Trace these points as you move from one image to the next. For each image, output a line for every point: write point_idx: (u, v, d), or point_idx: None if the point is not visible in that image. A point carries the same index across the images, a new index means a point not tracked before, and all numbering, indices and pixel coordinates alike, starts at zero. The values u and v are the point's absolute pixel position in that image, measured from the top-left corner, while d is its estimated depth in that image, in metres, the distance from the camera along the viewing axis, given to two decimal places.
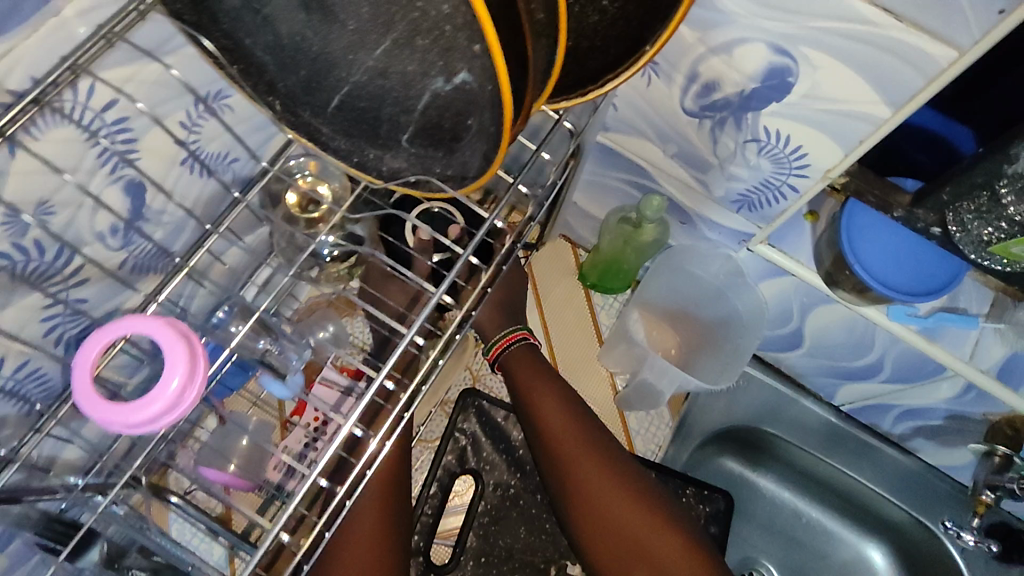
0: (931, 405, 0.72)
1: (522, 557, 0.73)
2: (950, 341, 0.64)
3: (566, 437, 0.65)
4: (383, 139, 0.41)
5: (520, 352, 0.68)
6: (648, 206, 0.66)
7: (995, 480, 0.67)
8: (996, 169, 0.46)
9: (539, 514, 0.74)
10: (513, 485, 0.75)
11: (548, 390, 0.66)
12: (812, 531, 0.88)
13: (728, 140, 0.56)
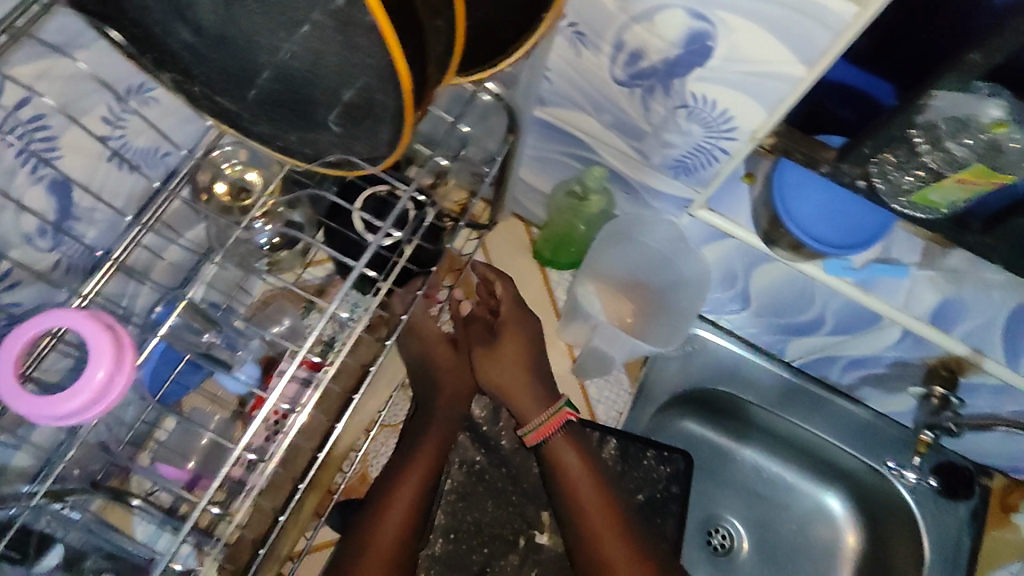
0: (874, 354, 0.75)
1: (490, 530, 0.74)
2: (884, 290, 0.66)
3: (585, 495, 0.66)
4: (306, 122, 0.41)
5: (562, 439, 0.68)
6: (591, 176, 0.69)
7: (934, 420, 0.73)
8: (908, 120, 0.48)
9: (504, 486, 0.76)
10: (478, 461, 0.76)
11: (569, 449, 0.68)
12: (773, 485, 0.92)
13: (658, 107, 0.58)
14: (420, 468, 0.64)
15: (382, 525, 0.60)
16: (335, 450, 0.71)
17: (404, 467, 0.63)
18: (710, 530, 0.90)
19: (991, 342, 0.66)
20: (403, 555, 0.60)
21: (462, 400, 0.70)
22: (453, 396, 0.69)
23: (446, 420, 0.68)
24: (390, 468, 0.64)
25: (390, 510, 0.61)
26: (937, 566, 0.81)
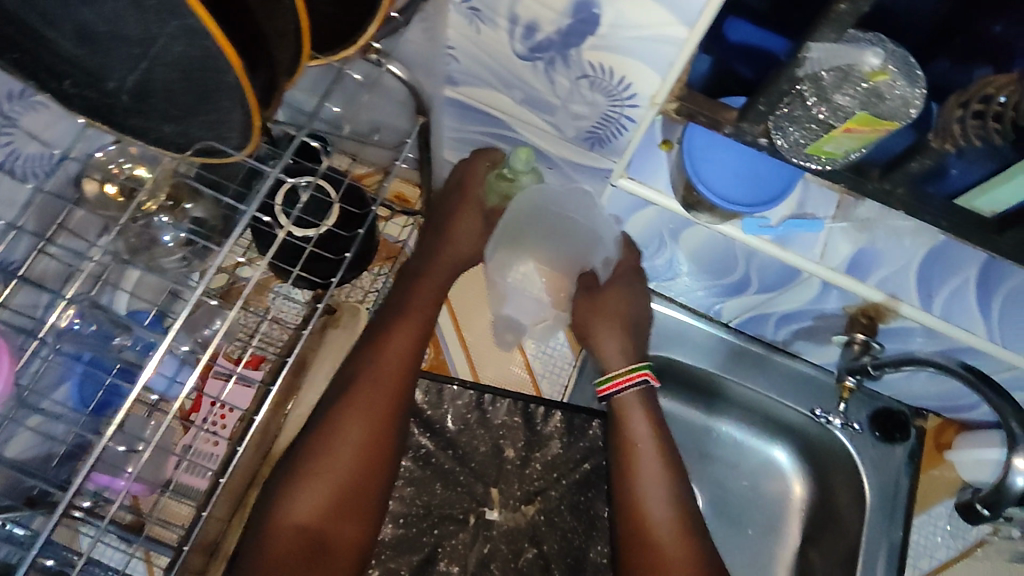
0: (800, 309, 0.77)
1: (440, 511, 0.75)
2: (801, 245, 0.69)
3: (641, 461, 0.73)
4: (178, 111, 0.42)
5: (630, 394, 0.76)
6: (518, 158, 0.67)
7: (854, 366, 0.75)
8: (790, 74, 0.49)
9: (452, 467, 0.77)
10: (424, 446, 0.77)
11: (641, 420, 0.75)
12: (721, 443, 0.96)
13: (562, 79, 0.58)
14: (393, 359, 0.70)
15: (360, 403, 0.67)
16: (277, 444, 0.73)
17: (378, 353, 0.70)
18: None
19: (905, 287, 0.69)
20: (385, 430, 0.68)
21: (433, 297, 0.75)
22: (424, 292, 0.74)
23: (417, 317, 0.72)
24: (364, 349, 0.71)
25: (370, 390, 0.68)
26: (877, 510, 0.83)
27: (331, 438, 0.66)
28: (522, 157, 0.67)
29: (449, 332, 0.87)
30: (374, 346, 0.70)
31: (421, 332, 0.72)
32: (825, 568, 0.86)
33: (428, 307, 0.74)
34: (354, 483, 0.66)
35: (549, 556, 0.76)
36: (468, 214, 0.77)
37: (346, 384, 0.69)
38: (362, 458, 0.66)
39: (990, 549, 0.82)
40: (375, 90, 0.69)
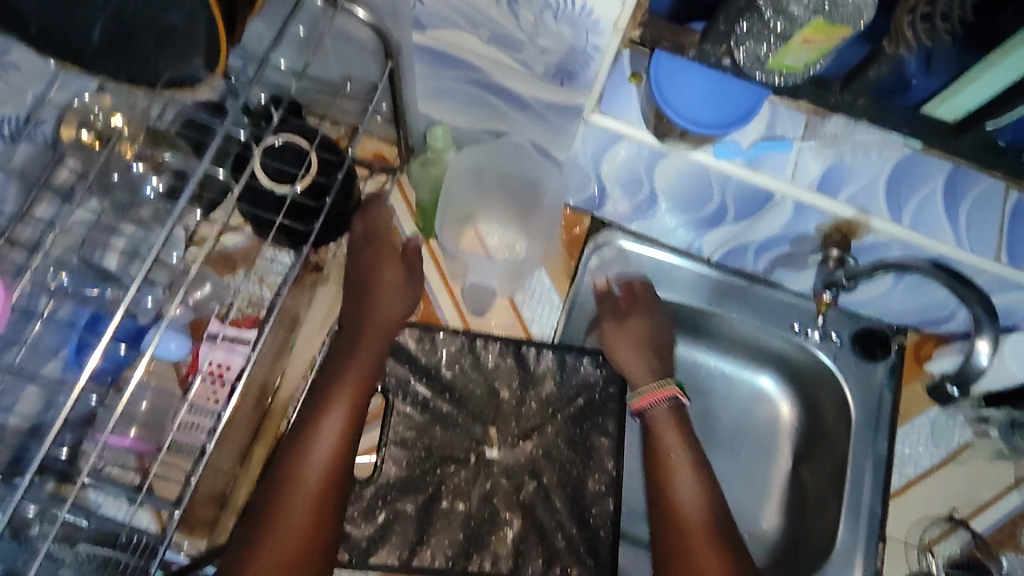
0: (777, 234, 0.79)
1: (441, 452, 0.78)
2: (772, 167, 0.71)
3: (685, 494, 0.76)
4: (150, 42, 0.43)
5: (660, 412, 0.79)
6: (434, 138, 0.80)
7: (830, 280, 0.78)
8: None
9: (450, 410, 0.79)
10: (422, 392, 0.79)
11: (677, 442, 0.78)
12: (712, 378, 0.98)
13: (527, 13, 0.58)
14: (318, 460, 0.66)
15: (285, 513, 0.64)
16: (278, 397, 0.75)
17: (302, 456, 0.66)
18: None
19: (875, 201, 0.71)
20: (312, 539, 0.65)
21: (362, 382, 0.70)
22: (352, 376, 0.70)
23: (339, 418, 0.68)
24: (288, 449, 0.67)
25: (293, 496, 0.65)
26: (862, 424, 0.85)
27: (258, 555, 0.62)
28: (436, 135, 0.80)
29: (437, 284, 0.86)
30: (298, 445, 0.66)
31: (347, 426, 0.68)
32: (816, 484, 0.88)
33: (355, 399, 0.69)
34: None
35: (550, 487, 0.78)
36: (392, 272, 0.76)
37: (271, 488, 0.65)
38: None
39: (973, 453, 0.84)
40: (343, 42, 0.69)
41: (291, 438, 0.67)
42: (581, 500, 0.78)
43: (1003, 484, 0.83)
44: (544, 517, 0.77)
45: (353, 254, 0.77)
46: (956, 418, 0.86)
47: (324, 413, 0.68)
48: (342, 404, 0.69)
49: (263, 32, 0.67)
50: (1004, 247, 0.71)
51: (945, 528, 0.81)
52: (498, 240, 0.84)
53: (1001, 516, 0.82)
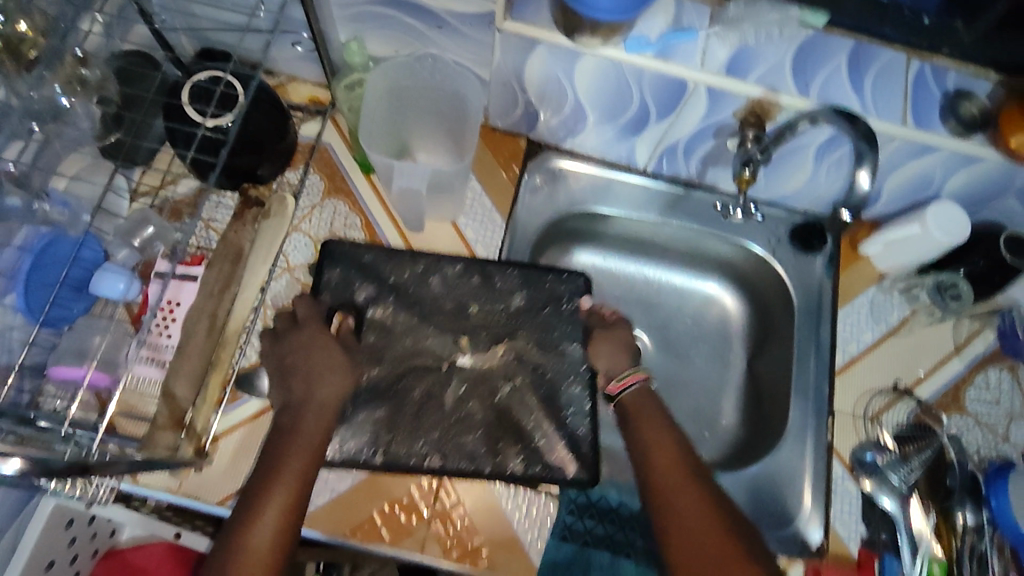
0: (698, 128, 0.82)
1: (411, 361, 0.79)
2: (682, 57, 0.73)
3: (677, 482, 0.66)
4: None
5: (639, 395, 0.74)
6: (350, 52, 0.80)
7: (746, 157, 0.76)
8: None
9: (415, 325, 0.81)
10: (388, 309, 0.81)
11: (657, 422, 0.72)
12: (662, 292, 1.00)
13: None
14: (260, 545, 0.59)
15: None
16: (228, 328, 0.76)
17: (240, 545, 0.59)
18: None
19: (783, 79, 0.74)
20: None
21: (304, 465, 0.65)
22: (293, 460, 0.64)
23: (281, 505, 0.62)
24: (225, 542, 0.60)
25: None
26: (804, 313, 0.88)
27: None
28: (353, 50, 0.79)
29: (381, 214, 0.88)
30: (238, 534, 0.59)
31: (292, 511, 0.62)
32: (766, 374, 0.91)
33: (298, 484, 0.63)
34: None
35: (524, 387, 0.80)
36: (335, 357, 0.71)
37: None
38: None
39: (913, 327, 0.87)
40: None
41: (228, 528, 0.60)
42: (543, 406, 0.79)
43: (944, 353, 0.86)
44: (522, 419, 0.78)
45: (293, 345, 0.71)
46: (892, 296, 0.89)
47: (265, 501, 0.62)
48: (284, 489, 0.62)
49: None
50: (910, 111, 0.74)
51: (890, 398, 0.84)
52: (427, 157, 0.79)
53: (943, 383, 0.85)
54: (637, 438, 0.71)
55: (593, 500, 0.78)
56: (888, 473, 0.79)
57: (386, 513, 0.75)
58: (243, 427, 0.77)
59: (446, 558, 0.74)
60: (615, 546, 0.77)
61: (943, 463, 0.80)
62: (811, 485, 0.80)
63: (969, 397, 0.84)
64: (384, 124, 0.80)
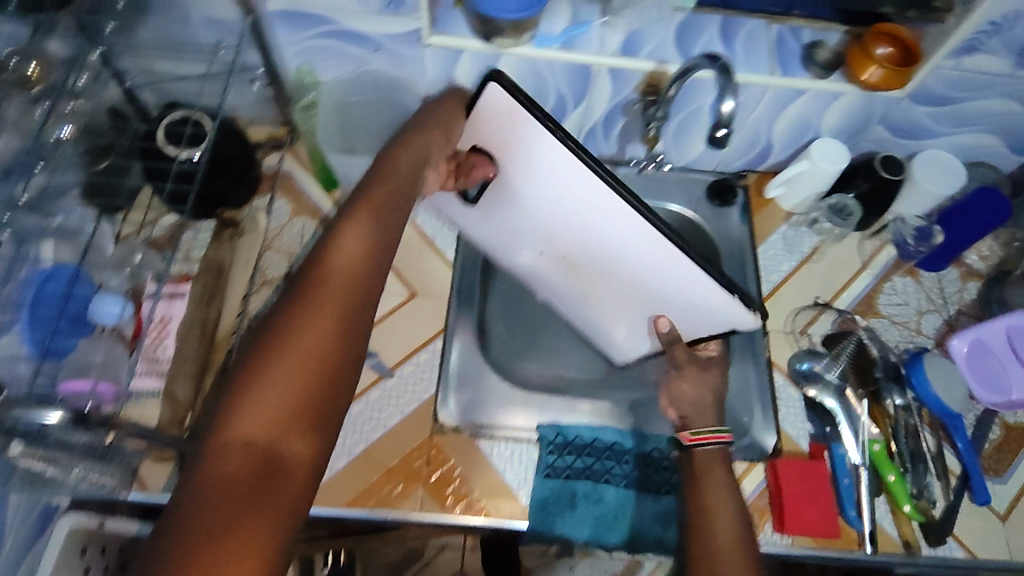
0: (609, 108, 0.96)
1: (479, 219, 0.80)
2: (582, 46, 0.87)
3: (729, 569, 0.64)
4: None
5: (715, 455, 0.73)
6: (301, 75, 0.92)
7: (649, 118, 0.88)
8: None
9: (411, 308, 0.94)
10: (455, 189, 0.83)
11: (723, 482, 0.71)
12: None
13: None
14: (345, 254, 0.62)
15: (310, 305, 0.58)
16: (218, 335, 0.85)
17: (328, 252, 0.62)
18: None
19: (669, 54, 0.88)
20: (340, 340, 0.58)
21: (393, 202, 0.68)
22: (382, 196, 0.68)
23: (368, 227, 0.65)
24: (316, 252, 0.63)
25: (326, 288, 0.60)
26: (728, 256, 1.00)
27: (289, 335, 0.56)
28: (303, 72, 0.91)
29: None
30: (330, 239, 0.63)
31: (376, 233, 0.65)
32: None
33: (381, 214, 0.67)
34: (308, 400, 0.55)
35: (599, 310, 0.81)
36: (440, 120, 0.78)
37: (298, 286, 0.60)
38: (314, 367, 0.56)
39: (824, 252, 1.00)
40: (202, 12, 0.83)
41: (316, 243, 0.64)
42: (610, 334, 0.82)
43: (853, 270, 0.98)
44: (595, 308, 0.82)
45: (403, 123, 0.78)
46: (801, 230, 1.01)
47: (320, 290, 0.60)
48: (367, 216, 0.66)
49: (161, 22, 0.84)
50: (777, 64, 0.88)
51: (815, 313, 0.95)
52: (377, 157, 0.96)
53: (857, 294, 0.97)
54: (698, 497, 0.70)
55: (569, 439, 0.86)
56: (825, 375, 0.89)
57: (386, 480, 0.82)
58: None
59: (446, 512, 0.80)
60: (594, 476, 0.84)
61: (868, 357, 0.91)
62: (759, 400, 0.89)
63: (881, 301, 0.96)
64: (342, 135, 0.94)
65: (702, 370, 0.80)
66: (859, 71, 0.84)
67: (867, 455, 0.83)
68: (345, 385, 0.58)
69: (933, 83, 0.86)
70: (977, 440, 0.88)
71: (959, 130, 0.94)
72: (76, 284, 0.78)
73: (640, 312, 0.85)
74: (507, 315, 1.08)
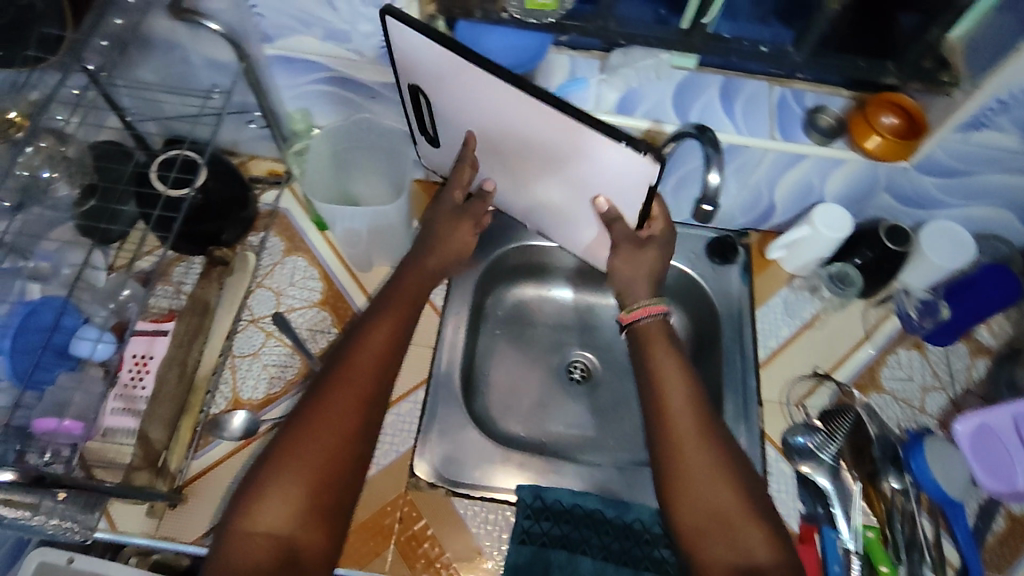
0: None
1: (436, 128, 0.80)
2: (578, 101, 0.86)
3: (679, 418, 0.73)
4: None
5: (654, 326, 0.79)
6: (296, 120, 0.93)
7: None
8: None
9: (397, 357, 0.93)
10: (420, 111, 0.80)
11: (663, 349, 0.77)
12: (596, 315, 1.12)
13: (342, 4, 0.75)
14: (367, 357, 0.73)
15: (331, 404, 0.69)
16: (198, 376, 0.86)
17: (351, 359, 0.73)
18: (570, 367, 1.08)
19: (665, 113, 0.86)
20: (353, 436, 0.69)
21: (410, 309, 0.80)
22: (399, 306, 0.79)
23: (386, 334, 0.76)
24: (343, 354, 0.74)
25: (343, 392, 0.70)
26: (727, 318, 0.96)
27: (312, 432, 0.67)
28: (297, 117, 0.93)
29: (339, 269, 0.97)
30: (351, 347, 0.74)
31: (394, 338, 0.76)
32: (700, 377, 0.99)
33: (398, 322, 0.78)
34: (323, 490, 0.66)
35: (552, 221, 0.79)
36: (462, 220, 0.87)
37: (322, 386, 0.71)
38: (330, 462, 0.67)
39: (825, 320, 0.96)
40: (199, 57, 0.84)
41: (343, 349, 0.75)
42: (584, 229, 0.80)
43: (855, 339, 0.95)
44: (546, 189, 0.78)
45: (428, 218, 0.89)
46: (803, 295, 0.98)
47: (335, 395, 0.70)
48: (386, 326, 0.77)
49: (163, 63, 0.85)
50: (776, 128, 0.86)
51: (812, 383, 0.91)
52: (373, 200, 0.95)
53: (858, 366, 0.93)
54: (647, 372, 0.77)
55: (549, 503, 0.82)
56: (818, 453, 0.86)
57: (357, 537, 0.80)
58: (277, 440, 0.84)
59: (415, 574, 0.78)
60: (570, 545, 0.81)
61: (865, 434, 0.87)
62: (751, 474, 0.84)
63: (883, 376, 0.93)
64: (336, 179, 0.94)
65: (637, 249, 0.80)
66: (861, 140, 0.83)
67: (860, 542, 0.79)
68: (355, 476, 0.68)
69: (941, 156, 0.83)
70: (979, 532, 0.83)
71: (967, 203, 0.91)
72: (64, 316, 0.79)
73: (580, 199, 0.79)
74: (497, 363, 1.07)
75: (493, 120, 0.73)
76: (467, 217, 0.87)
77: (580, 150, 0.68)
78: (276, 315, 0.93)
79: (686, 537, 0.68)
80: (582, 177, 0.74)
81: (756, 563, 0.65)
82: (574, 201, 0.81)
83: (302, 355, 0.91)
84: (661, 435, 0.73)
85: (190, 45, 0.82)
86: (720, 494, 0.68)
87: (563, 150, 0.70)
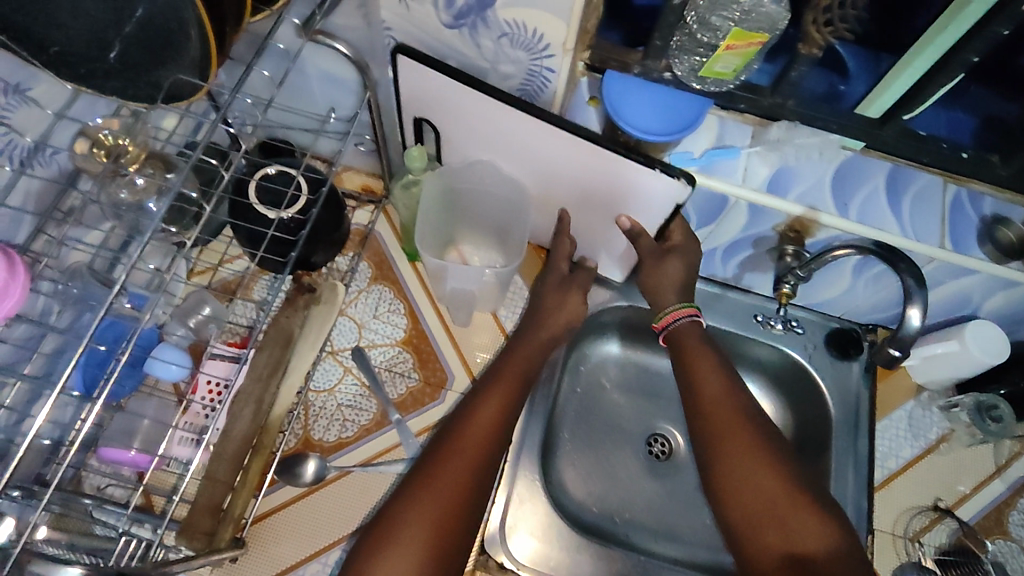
0: (736, 238, 0.85)
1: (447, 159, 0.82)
2: (722, 172, 0.75)
3: (722, 415, 0.70)
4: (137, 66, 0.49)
5: (686, 327, 0.77)
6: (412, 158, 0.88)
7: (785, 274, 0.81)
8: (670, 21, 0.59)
9: None
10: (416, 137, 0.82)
11: (702, 353, 0.75)
12: None
13: (486, 41, 0.66)
14: (484, 422, 0.71)
15: (443, 467, 0.65)
16: (273, 414, 0.78)
17: (469, 422, 0.70)
18: (650, 441, 1.00)
19: (822, 199, 0.75)
20: (462, 503, 0.63)
21: (524, 377, 0.77)
22: (514, 373, 0.77)
23: (501, 402, 0.73)
24: (456, 421, 0.71)
25: (460, 452, 0.67)
26: (841, 425, 0.86)
27: (426, 491, 0.63)
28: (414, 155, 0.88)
29: (429, 310, 0.91)
30: (469, 411, 0.72)
31: (510, 405, 0.73)
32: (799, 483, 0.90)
33: (510, 392, 0.75)
34: (431, 559, 0.60)
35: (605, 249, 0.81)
36: (571, 290, 0.85)
37: (441, 446, 0.68)
38: (438, 529, 0.61)
39: (951, 444, 0.87)
40: (312, 73, 0.76)
41: (460, 411, 0.73)
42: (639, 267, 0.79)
43: (983, 472, 0.85)
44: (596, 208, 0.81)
45: (538, 285, 0.88)
46: (931, 411, 0.89)
47: (452, 455, 0.67)
48: (502, 393, 0.74)
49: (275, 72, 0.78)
50: (948, 233, 0.75)
51: (931, 517, 0.82)
52: (480, 258, 0.91)
53: (984, 504, 0.84)
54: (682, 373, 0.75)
55: None
56: None
57: None
58: (345, 491, 0.81)
59: None
60: None
61: None
62: None
63: (1011, 521, 0.82)
64: (443, 217, 0.88)
65: (661, 261, 0.78)
66: None
67: None
68: (460, 550, 0.62)
69: None
70: None
71: None
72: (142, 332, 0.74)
73: (604, 215, 0.81)
74: (575, 423, 0.99)
75: (524, 146, 0.74)
76: (583, 287, 0.86)
77: (614, 168, 0.70)
78: (356, 350, 0.88)
79: (736, 530, 0.65)
80: (619, 200, 0.76)
81: (809, 550, 0.60)
82: (602, 219, 0.83)
83: (378, 401, 0.86)
84: (702, 422, 0.71)
85: (311, 61, 0.74)
86: (769, 483, 0.64)
87: (586, 164, 0.72)
